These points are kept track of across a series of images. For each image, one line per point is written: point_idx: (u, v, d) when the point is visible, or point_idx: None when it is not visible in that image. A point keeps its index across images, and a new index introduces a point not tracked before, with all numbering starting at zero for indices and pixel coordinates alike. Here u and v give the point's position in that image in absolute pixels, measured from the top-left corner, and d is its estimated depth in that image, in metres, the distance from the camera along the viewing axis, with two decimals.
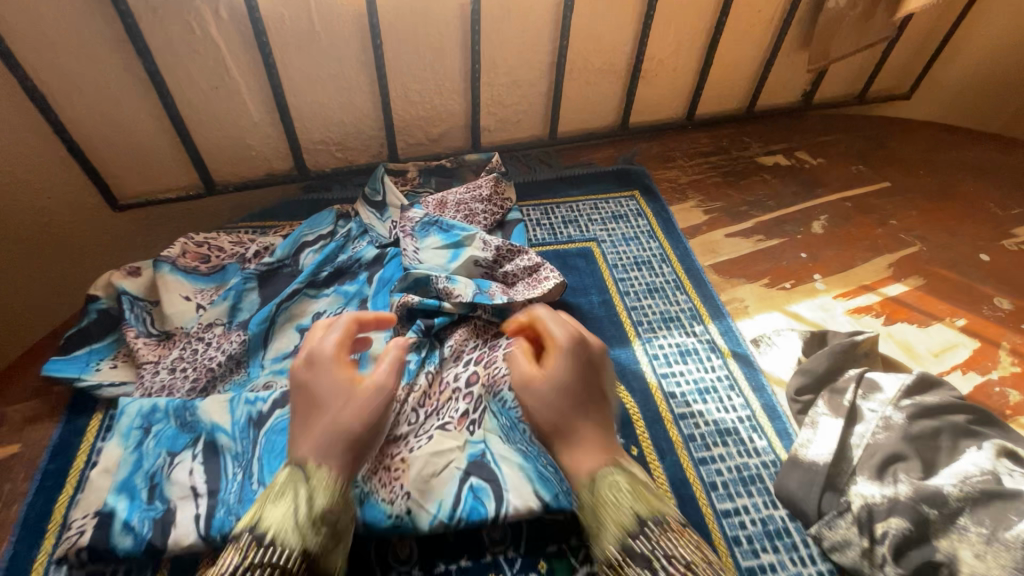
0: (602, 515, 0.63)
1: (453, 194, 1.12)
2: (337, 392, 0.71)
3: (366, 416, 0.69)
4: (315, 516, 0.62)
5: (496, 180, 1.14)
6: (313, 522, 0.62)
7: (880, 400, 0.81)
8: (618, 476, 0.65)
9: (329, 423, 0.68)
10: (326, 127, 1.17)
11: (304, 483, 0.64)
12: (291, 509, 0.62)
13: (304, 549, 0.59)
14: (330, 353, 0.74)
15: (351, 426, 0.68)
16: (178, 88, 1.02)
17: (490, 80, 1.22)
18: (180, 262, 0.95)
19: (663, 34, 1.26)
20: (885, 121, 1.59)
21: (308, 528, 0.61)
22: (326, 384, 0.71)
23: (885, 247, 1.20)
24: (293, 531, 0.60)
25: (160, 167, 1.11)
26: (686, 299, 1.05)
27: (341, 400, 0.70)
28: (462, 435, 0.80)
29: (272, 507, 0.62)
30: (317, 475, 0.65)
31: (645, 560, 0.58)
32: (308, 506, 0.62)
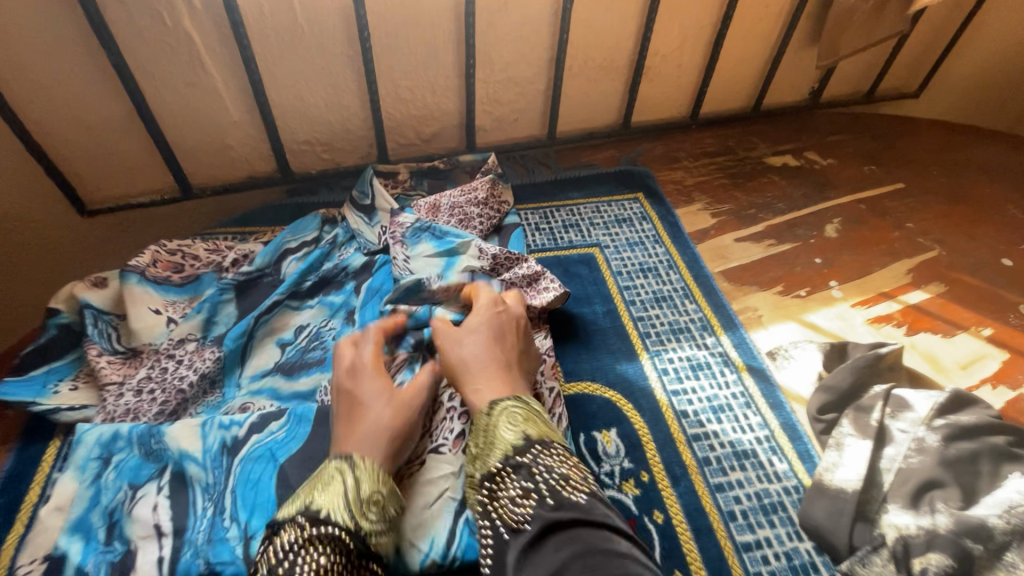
0: (490, 439, 0.64)
1: (447, 197, 1.05)
2: (385, 394, 0.69)
3: (407, 422, 0.68)
4: (364, 498, 0.59)
5: (493, 182, 1.07)
6: (363, 505, 0.58)
7: (910, 420, 0.75)
8: (516, 406, 0.66)
9: (370, 426, 0.65)
10: (312, 126, 1.10)
11: (350, 467, 0.61)
12: (340, 491, 0.59)
13: (357, 533, 0.56)
14: (371, 361, 0.73)
15: (400, 427, 0.67)
16: (150, 84, 0.94)
17: (485, 77, 1.15)
18: (150, 271, 0.88)
19: (668, 29, 1.20)
20: (895, 120, 1.54)
21: (358, 511, 0.58)
22: (374, 388, 0.69)
23: (902, 252, 1.14)
24: (346, 511, 0.57)
25: (133, 169, 1.04)
26: (696, 309, 0.99)
27: (390, 402, 0.68)
28: (458, 461, 0.73)
29: (319, 493, 0.59)
30: (362, 462, 0.61)
31: (525, 474, 0.58)
32: (356, 489, 0.59)
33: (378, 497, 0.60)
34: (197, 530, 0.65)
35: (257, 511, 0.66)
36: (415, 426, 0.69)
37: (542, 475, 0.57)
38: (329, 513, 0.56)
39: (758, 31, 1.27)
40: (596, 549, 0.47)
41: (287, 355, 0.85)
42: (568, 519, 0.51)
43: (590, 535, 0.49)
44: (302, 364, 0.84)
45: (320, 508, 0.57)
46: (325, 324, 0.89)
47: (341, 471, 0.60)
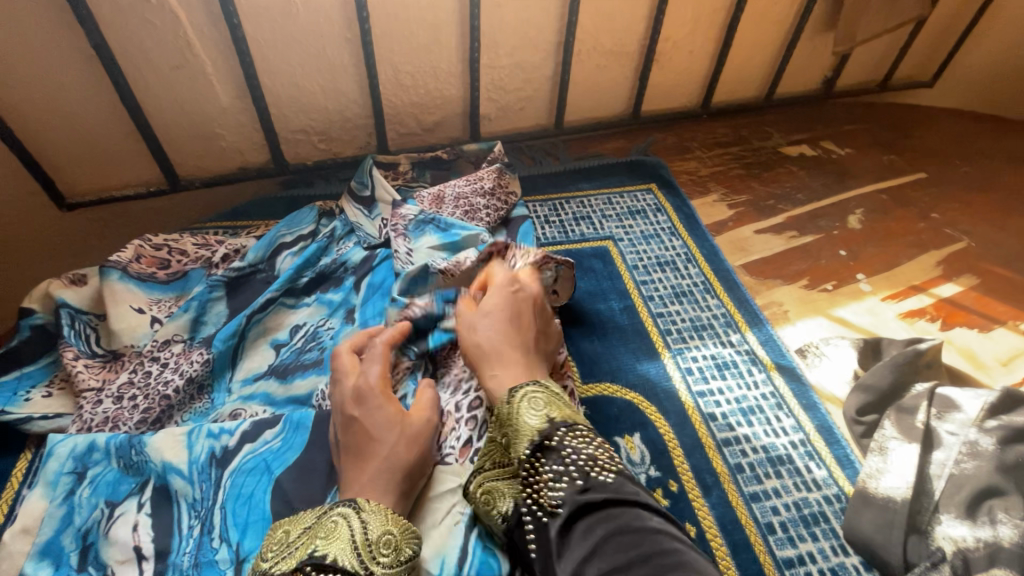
0: (514, 423, 0.58)
1: (452, 186, 0.98)
2: (395, 425, 0.62)
3: (420, 452, 0.62)
4: (372, 542, 0.52)
5: (500, 172, 1.01)
6: (374, 550, 0.52)
7: (960, 422, 0.69)
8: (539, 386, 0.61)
9: (383, 463, 0.59)
10: (307, 114, 1.04)
11: (355, 511, 0.54)
12: (347, 537, 0.52)
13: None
14: (379, 386, 0.64)
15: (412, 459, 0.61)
16: (132, 67, 0.88)
17: (490, 61, 1.09)
18: (133, 267, 0.81)
19: (681, 11, 1.14)
20: (912, 109, 1.49)
21: (368, 556, 0.51)
22: (385, 416, 0.62)
23: (930, 243, 1.09)
24: (357, 560, 0.50)
25: (115, 160, 0.97)
26: (719, 304, 0.93)
27: (401, 433, 0.61)
28: (466, 471, 0.67)
29: (319, 538, 0.52)
30: (368, 505, 0.55)
31: (555, 457, 0.53)
32: (364, 533, 0.53)
33: (389, 539, 0.53)
34: (182, 552, 0.58)
35: (249, 531, 0.60)
36: (427, 455, 0.63)
37: (574, 459, 0.53)
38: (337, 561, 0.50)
39: (775, 15, 1.21)
40: (634, 533, 0.43)
41: (282, 357, 0.79)
42: (604, 504, 0.47)
43: (626, 517, 0.46)
44: (297, 366, 0.77)
45: (325, 554, 0.50)
46: (322, 323, 0.83)
47: (345, 515, 0.54)
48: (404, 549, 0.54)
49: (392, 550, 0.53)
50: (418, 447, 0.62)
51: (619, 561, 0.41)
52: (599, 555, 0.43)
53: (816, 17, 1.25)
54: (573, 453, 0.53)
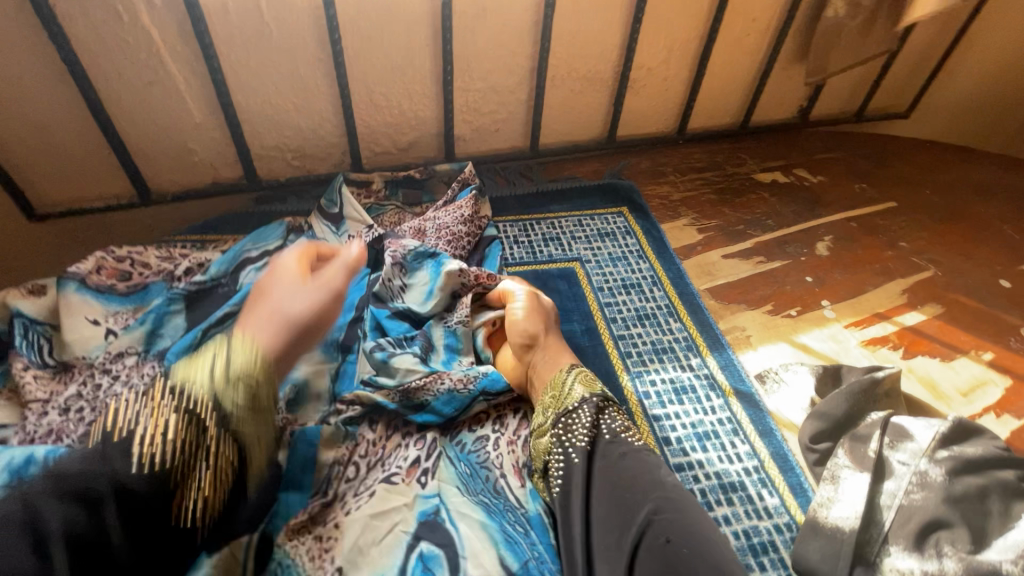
0: (562, 389, 0.72)
1: (433, 219, 0.99)
2: (292, 283, 0.63)
3: (318, 307, 0.61)
4: (233, 376, 0.49)
5: (475, 200, 1.03)
6: (232, 388, 0.49)
7: (911, 451, 0.69)
8: (587, 370, 0.76)
9: (273, 305, 0.58)
10: (281, 131, 1.05)
11: (228, 343, 0.51)
12: (205, 365, 0.49)
13: (220, 413, 0.48)
14: (291, 263, 0.67)
15: (304, 314, 0.59)
16: (106, 82, 0.89)
17: (464, 85, 1.11)
18: (92, 278, 0.81)
19: (653, 40, 1.17)
20: (885, 139, 1.51)
21: (224, 391, 0.48)
22: (285, 279, 0.63)
23: (896, 271, 1.09)
24: (210, 389, 0.48)
25: (84, 170, 0.97)
26: (681, 327, 0.94)
27: (293, 287, 0.62)
28: (411, 490, 0.65)
29: (182, 361, 0.50)
30: (241, 337, 0.52)
31: (593, 417, 0.68)
32: (225, 366, 0.49)
33: (251, 381, 0.50)
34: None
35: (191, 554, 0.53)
36: (328, 319, 0.63)
37: (607, 423, 0.68)
38: (181, 389, 0.47)
39: (746, 47, 1.25)
40: (643, 478, 0.60)
41: None
42: (623, 455, 0.63)
43: (638, 466, 0.62)
44: None
45: (180, 376, 0.48)
46: None
47: (217, 346, 0.51)
48: (263, 394, 0.51)
49: (249, 393, 0.49)
50: (315, 300, 0.61)
51: (624, 497, 0.58)
52: (612, 498, 0.59)
53: (786, 49, 1.28)
54: (607, 418, 0.68)
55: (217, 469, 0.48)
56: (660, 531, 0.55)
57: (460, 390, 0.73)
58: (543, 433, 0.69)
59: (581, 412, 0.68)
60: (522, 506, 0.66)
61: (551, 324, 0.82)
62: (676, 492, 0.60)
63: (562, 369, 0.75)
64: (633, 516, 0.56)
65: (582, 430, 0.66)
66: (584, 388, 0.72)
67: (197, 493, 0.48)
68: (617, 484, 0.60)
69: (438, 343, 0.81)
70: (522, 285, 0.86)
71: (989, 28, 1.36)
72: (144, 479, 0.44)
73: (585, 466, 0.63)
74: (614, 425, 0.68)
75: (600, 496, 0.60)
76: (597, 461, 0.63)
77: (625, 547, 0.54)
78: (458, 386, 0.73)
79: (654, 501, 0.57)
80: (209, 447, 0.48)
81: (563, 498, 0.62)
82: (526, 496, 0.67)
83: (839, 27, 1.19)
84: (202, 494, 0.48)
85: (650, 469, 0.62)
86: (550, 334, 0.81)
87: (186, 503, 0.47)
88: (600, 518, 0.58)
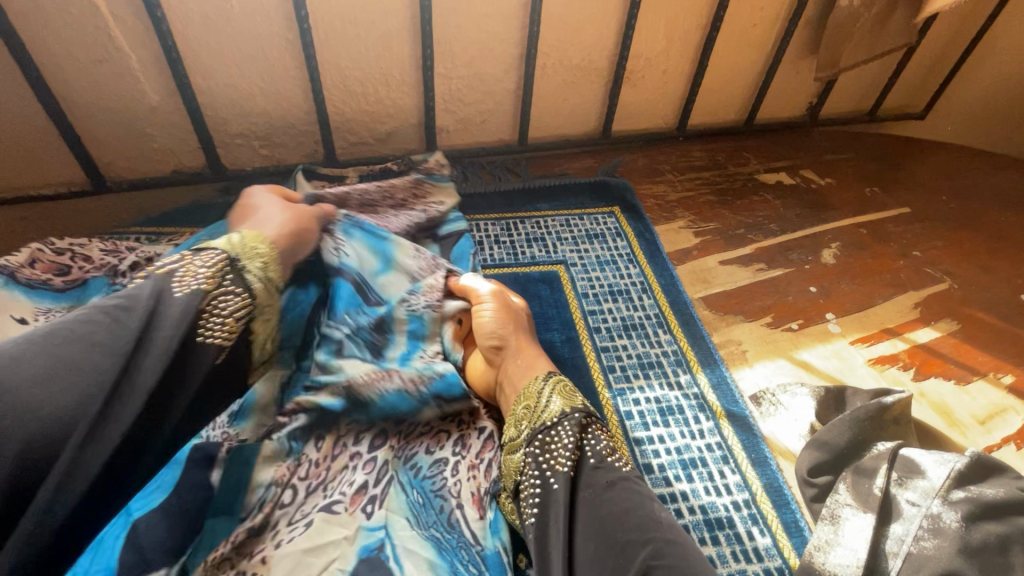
0: (537, 402, 0.64)
1: (362, 190, 0.90)
2: (275, 202, 0.72)
3: (302, 218, 0.70)
4: (246, 246, 0.56)
5: (417, 182, 0.96)
6: (249, 255, 0.55)
7: (922, 490, 0.61)
8: (566, 380, 0.69)
9: (263, 217, 0.67)
10: (247, 117, 0.98)
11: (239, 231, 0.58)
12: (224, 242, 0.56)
13: (236, 265, 0.53)
14: (269, 189, 0.77)
15: (290, 220, 0.68)
16: (51, 59, 0.82)
17: (446, 72, 1.04)
18: (22, 273, 0.74)
19: (652, 28, 1.08)
20: (899, 141, 1.42)
21: (241, 251, 0.55)
22: (267, 201, 0.72)
23: (908, 282, 1.01)
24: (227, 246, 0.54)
25: (30, 153, 0.90)
26: (670, 340, 0.86)
27: (276, 204, 0.71)
28: (355, 521, 0.58)
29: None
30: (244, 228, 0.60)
31: (575, 436, 0.59)
32: (240, 238, 0.56)
33: (258, 249, 0.57)
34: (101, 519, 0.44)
35: None
36: (312, 230, 0.71)
37: (591, 443, 0.60)
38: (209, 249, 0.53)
39: (753, 38, 1.16)
40: (637, 515, 0.52)
41: None
42: (613, 482, 0.55)
43: (630, 497, 0.54)
44: None
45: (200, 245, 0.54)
46: None
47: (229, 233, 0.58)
48: (272, 270, 0.57)
49: (262, 262, 0.56)
50: (297, 211, 0.71)
51: (614, 535, 0.50)
52: (599, 533, 0.50)
53: (796, 42, 1.20)
54: (591, 440, 0.60)
55: (238, 315, 0.51)
56: None
57: (411, 391, 0.66)
58: (515, 449, 0.62)
59: (562, 430, 0.60)
60: (479, 543, 0.59)
61: (522, 325, 0.75)
62: (676, 533, 0.51)
63: (536, 377, 0.68)
64: (627, 562, 0.48)
65: (563, 452, 0.58)
66: (562, 402, 0.64)
67: (215, 329, 0.49)
68: (604, 519, 0.51)
69: (397, 334, 0.73)
70: (488, 282, 0.78)
71: (1015, 24, 1.27)
72: (182, 298, 0.47)
73: (566, 496, 0.55)
74: (599, 447, 0.59)
75: (584, 531, 0.51)
76: (581, 490, 0.55)
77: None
78: (408, 386, 0.66)
79: (652, 545, 0.49)
80: (231, 290, 0.51)
81: (541, 529, 0.54)
82: (484, 530, 0.61)
83: (854, 18, 1.10)
84: (221, 330, 0.49)
85: (644, 503, 0.54)
86: (522, 337, 0.74)
87: (203, 334, 0.48)
88: (585, 560, 0.49)
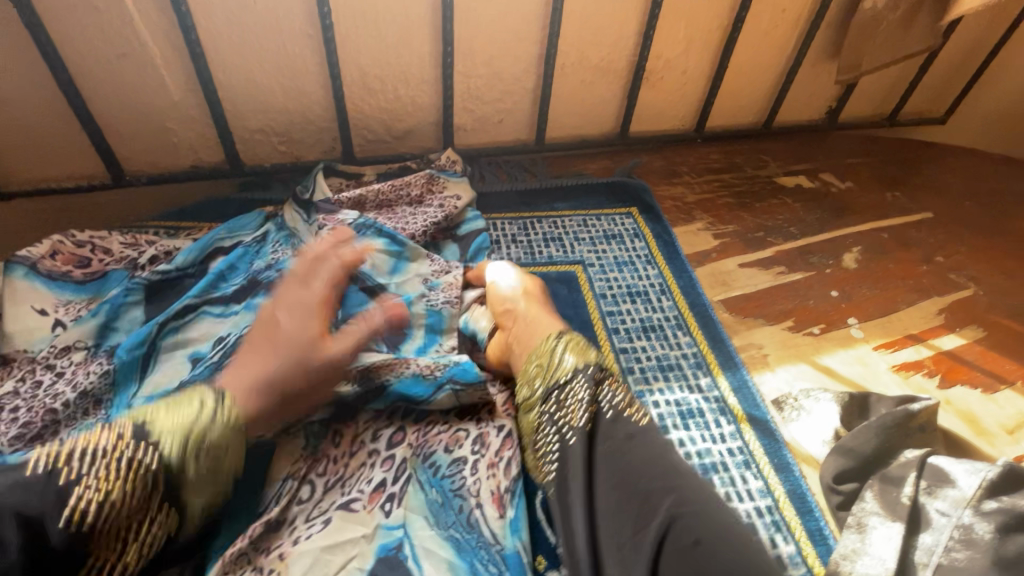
0: (549, 360, 0.63)
1: (374, 191, 0.93)
2: (300, 346, 0.59)
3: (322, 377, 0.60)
4: (206, 445, 0.49)
5: (430, 177, 0.96)
6: (197, 458, 0.48)
7: (952, 500, 0.59)
8: (578, 336, 0.66)
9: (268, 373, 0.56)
10: (267, 113, 0.98)
11: (215, 405, 0.51)
12: (187, 423, 0.48)
13: (175, 476, 0.47)
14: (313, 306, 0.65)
15: (301, 383, 0.58)
16: (75, 53, 0.83)
17: (466, 71, 1.03)
18: (43, 265, 0.74)
19: (672, 29, 1.08)
20: (920, 146, 1.40)
21: (192, 453, 0.48)
22: (293, 333, 0.61)
23: (932, 288, 0.99)
24: (176, 445, 0.47)
25: (54, 147, 0.91)
26: (690, 342, 0.85)
27: (298, 352, 0.58)
28: (373, 519, 0.57)
29: (169, 409, 0.49)
30: (222, 400, 0.51)
31: (591, 392, 0.59)
32: (204, 429, 0.49)
33: (221, 451, 0.50)
34: None
35: None
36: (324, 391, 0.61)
37: (609, 397, 0.59)
38: (156, 445, 0.46)
39: (773, 40, 1.15)
40: (659, 467, 0.52)
41: (195, 373, 0.69)
42: (632, 435, 0.55)
43: (651, 448, 0.54)
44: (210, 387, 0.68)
45: (154, 432, 0.47)
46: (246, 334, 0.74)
47: (202, 403, 0.50)
48: (224, 470, 0.50)
49: (214, 466, 0.49)
50: (328, 372, 0.60)
51: (637, 485, 0.51)
52: (621, 484, 0.52)
53: (817, 45, 1.18)
54: (607, 394, 0.59)
55: (154, 532, 0.47)
56: (686, 530, 0.47)
57: (427, 376, 0.67)
58: (532, 407, 0.63)
59: (576, 386, 0.60)
60: (499, 543, 0.58)
61: (534, 293, 0.75)
62: (695, 479, 0.52)
63: (548, 337, 0.66)
64: (652, 513, 0.49)
65: (580, 408, 0.58)
66: (576, 358, 0.63)
67: (119, 548, 0.45)
68: (628, 471, 0.52)
69: (416, 330, 0.75)
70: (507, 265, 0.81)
71: None
72: (96, 520, 0.43)
73: (584, 450, 0.55)
74: (616, 401, 0.59)
75: (607, 481, 0.52)
76: (600, 443, 0.55)
77: (645, 549, 0.47)
78: (424, 371, 0.67)
79: (675, 496, 0.50)
80: (156, 508, 0.47)
81: (563, 481, 0.55)
82: (504, 531, 0.59)
83: (877, 20, 1.09)
84: (125, 550, 0.45)
85: (665, 454, 0.54)
86: (534, 303, 0.73)
87: (105, 555, 0.44)
88: (608, 510, 0.51)
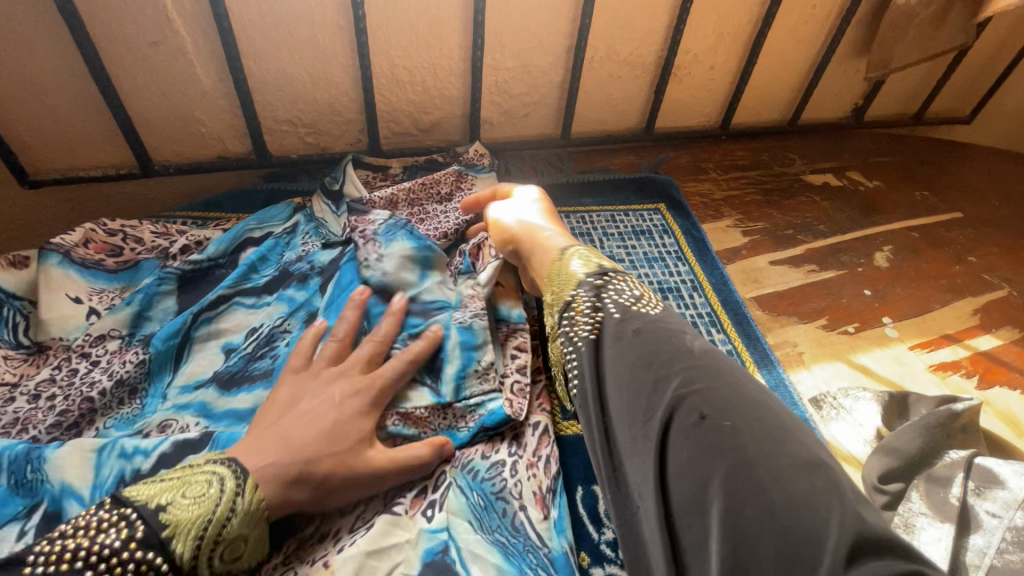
0: (557, 281, 0.60)
1: (406, 188, 0.91)
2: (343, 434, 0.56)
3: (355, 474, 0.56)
4: (223, 538, 0.46)
5: (459, 174, 0.95)
6: (212, 553, 0.46)
7: (1003, 501, 0.56)
8: (584, 250, 0.63)
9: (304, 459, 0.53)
10: (295, 104, 0.97)
11: (232, 491, 0.48)
12: (205, 511, 0.46)
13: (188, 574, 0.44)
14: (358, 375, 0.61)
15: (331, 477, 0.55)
16: (107, 41, 0.82)
17: (495, 63, 1.02)
18: (77, 253, 0.73)
19: (703, 23, 1.06)
20: (945, 145, 1.39)
21: (207, 548, 0.45)
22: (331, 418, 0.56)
23: (965, 288, 0.98)
24: (190, 542, 0.44)
25: (84, 137, 0.90)
26: (724, 339, 0.84)
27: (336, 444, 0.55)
28: (415, 524, 0.56)
29: (183, 494, 0.46)
30: (240, 491, 0.48)
31: (595, 298, 0.54)
32: (221, 521, 0.46)
33: (238, 544, 0.47)
34: None
35: None
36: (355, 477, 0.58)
37: (613, 297, 0.54)
38: (168, 545, 0.43)
39: (803, 37, 1.14)
40: (663, 352, 0.47)
41: (230, 363, 0.69)
42: (638, 326, 0.50)
43: (657, 335, 0.49)
44: (245, 376, 0.68)
45: (166, 526, 0.44)
46: (280, 325, 0.74)
47: (217, 485, 0.47)
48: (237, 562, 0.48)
49: (227, 557, 0.47)
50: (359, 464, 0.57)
51: (642, 376, 0.46)
52: (625, 377, 0.47)
53: (847, 41, 1.17)
54: (610, 295, 0.54)
55: None
56: (693, 407, 0.42)
57: (460, 427, 0.65)
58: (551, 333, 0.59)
59: (579, 298, 0.55)
60: (545, 545, 0.58)
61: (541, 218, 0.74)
62: (709, 357, 0.46)
63: (553, 258, 0.64)
64: (658, 400, 0.44)
65: (584, 317, 0.53)
66: (582, 270, 0.59)
67: None
68: (632, 365, 0.47)
69: (450, 351, 0.68)
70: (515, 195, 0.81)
71: None
72: None
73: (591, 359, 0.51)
74: (622, 299, 0.54)
75: (612, 382, 0.48)
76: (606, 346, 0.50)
77: (652, 437, 0.43)
78: (458, 424, 0.66)
79: (681, 377, 0.44)
80: None
81: (576, 395, 0.51)
82: (549, 531, 0.59)
83: (909, 17, 1.07)
84: None
85: (671, 339, 0.48)
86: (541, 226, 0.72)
87: None
88: (617, 410, 0.46)
